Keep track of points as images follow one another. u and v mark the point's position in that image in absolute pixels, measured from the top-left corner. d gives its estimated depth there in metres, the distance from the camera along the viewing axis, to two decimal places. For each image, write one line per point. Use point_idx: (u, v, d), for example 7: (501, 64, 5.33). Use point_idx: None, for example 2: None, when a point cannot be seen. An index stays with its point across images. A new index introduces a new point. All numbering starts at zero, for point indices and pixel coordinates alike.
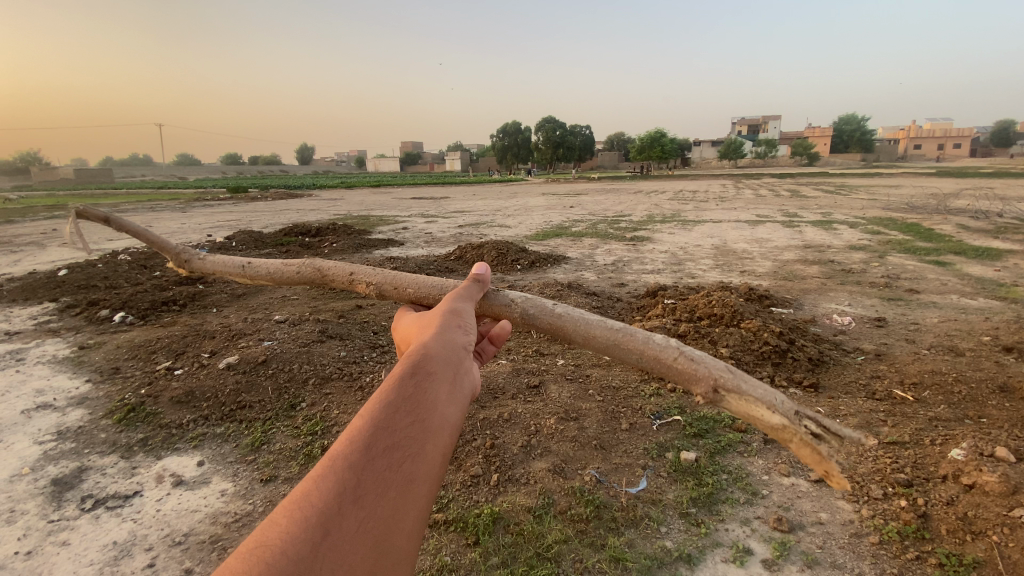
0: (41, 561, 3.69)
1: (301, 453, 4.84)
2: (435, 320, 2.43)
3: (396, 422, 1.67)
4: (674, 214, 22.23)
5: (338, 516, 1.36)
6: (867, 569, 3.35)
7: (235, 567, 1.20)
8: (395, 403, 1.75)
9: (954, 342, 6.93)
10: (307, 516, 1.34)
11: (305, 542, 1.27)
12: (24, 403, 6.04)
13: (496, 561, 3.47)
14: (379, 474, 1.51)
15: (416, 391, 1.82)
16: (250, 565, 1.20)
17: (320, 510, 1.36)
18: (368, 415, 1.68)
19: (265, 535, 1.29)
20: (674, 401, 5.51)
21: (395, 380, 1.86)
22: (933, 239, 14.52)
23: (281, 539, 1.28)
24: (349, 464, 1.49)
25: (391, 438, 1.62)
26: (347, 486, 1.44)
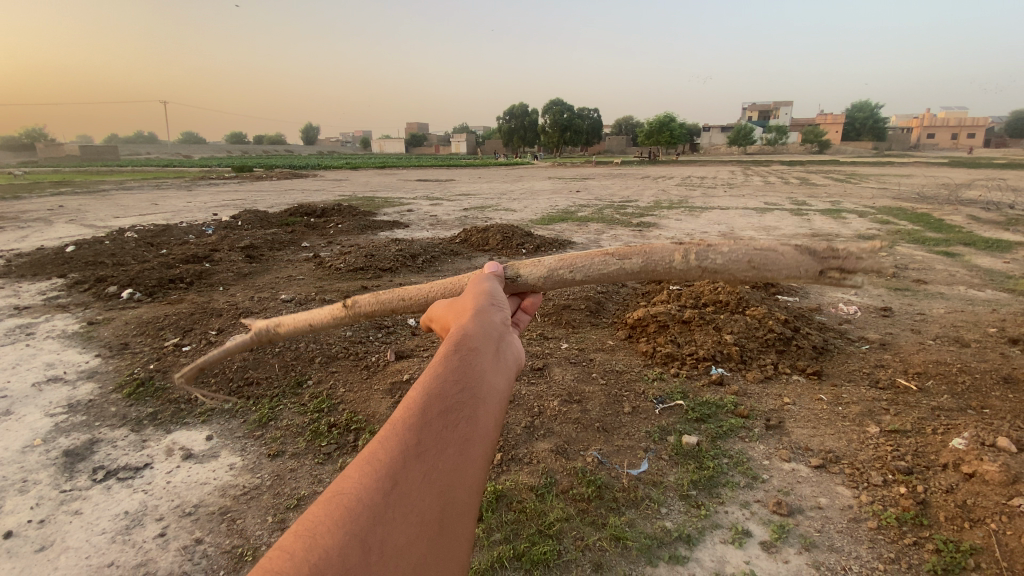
0: (54, 529, 3.79)
1: (308, 430, 4.91)
2: (471, 300, 2.57)
3: (450, 387, 1.76)
4: (681, 200, 22.04)
5: (405, 468, 1.48)
6: (864, 553, 3.40)
7: (317, 512, 1.34)
8: (447, 370, 1.85)
9: (960, 333, 6.92)
10: (375, 468, 1.46)
11: (377, 490, 1.39)
12: (36, 376, 6.14)
13: (499, 537, 3.55)
14: (440, 433, 1.60)
15: (465, 361, 1.92)
16: (332, 512, 1.33)
17: (388, 463, 1.48)
18: (424, 380, 1.77)
19: (340, 486, 1.42)
20: (677, 385, 5.54)
21: (444, 352, 1.96)
22: (942, 229, 14.37)
23: (355, 488, 1.40)
24: (409, 423, 1.59)
25: (446, 399, 1.72)
26: (410, 442, 1.54)
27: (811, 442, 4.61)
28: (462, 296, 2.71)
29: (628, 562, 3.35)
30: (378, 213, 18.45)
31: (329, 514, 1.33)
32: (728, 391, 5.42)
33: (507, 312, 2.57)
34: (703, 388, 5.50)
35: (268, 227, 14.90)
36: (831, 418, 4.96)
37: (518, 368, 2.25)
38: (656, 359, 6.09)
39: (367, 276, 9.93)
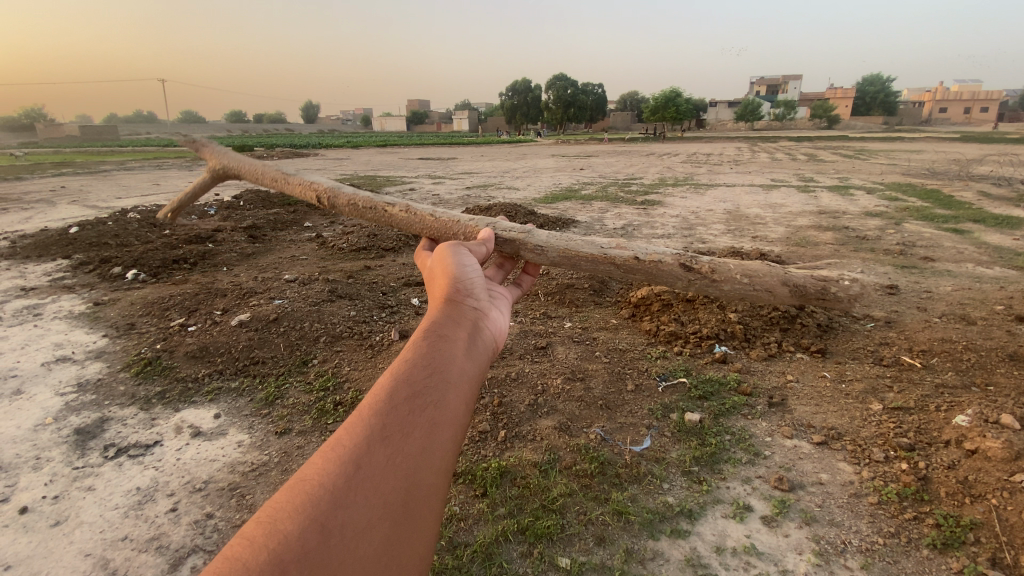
0: (68, 504, 3.88)
1: (314, 408, 4.97)
2: (448, 281, 2.63)
3: (417, 375, 1.84)
4: (687, 177, 21.76)
5: (369, 453, 1.56)
6: (864, 527, 3.44)
7: (281, 497, 1.43)
8: (417, 357, 1.93)
9: (966, 311, 6.86)
10: (340, 455, 1.54)
11: (339, 475, 1.48)
12: (44, 356, 6.22)
13: (503, 511, 3.61)
14: (405, 419, 1.67)
15: (434, 348, 2.00)
16: (295, 497, 1.42)
17: (353, 448, 1.57)
18: (394, 369, 1.85)
19: (305, 472, 1.51)
20: (680, 363, 5.55)
21: (415, 338, 2.04)
22: (952, 206, 14.16)
23: (319, 473, 1.48)
24: (375, 410, 1.67)
25: (414, 385, 1.80)
26: (375, 428, 1.62)
27: (814, 419, 4.63)
28: (439, 275, 2.77)
29: (630, 535, 3.41)
30: (380, 192, 18.31)
31: (292, 499, 1.42)
32: (731, 369, 5.44)
33: (484, 296, 2.66)
34: (707, 366, 5.52)
35: (270, 207, 14.84)
36: (834, 396, 4.98)
37: (492, 354, 2.34)
38: (660, 338, 6.09)
39: (370, 255, 9.91)
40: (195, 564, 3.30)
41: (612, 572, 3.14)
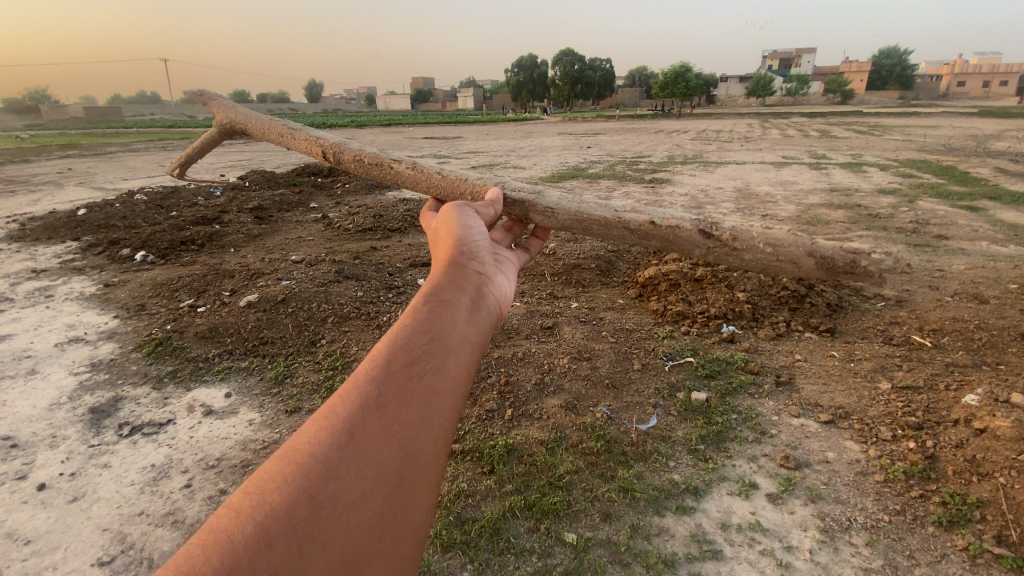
0: (85, 481, 3.97)
1: (323, 387, 5.02)
2: (449, 248, 2.65)
3: (413, 345, 1.87)
4: (696, 155, 21.39)
5: (363, 423, 1.59)
6: (870, 504, 3.46)
7: (272, 465, 1.46)
8: (415, 328, 1.96)
9: (979, 290, 6.76)
10: (333, 424, 1.57)
11: (333, 445, 1.51)
12: (57, 337, 6.31)
13: (510, 488, 3.65)
14: (401, 389, 1.71)
15: (431, 319, 2.03)
16: (285, 466, 1.45)
17: (347, 418, 1.60)
18: (391, 339, 1.88)
19: (297, 441, 1.54)
20: (687, 343, 5.53)
21: (413, 308, 2.07)
22: (968, 183, 13.85)
23: (311, 443, 1.51)
24: (370, 379, 1.70)
25: (411, 356, 1.83)
26: (369, 398, 1.66)
27: (821, 398, 4.61)
28: (442, 242, 2.77)
29: (636, 511, 3.45)
30: None
31: (283, 468, 1.44)
32: (738, 348, 5.41)
33: (486, 262, 2.68)
34: (714, 346, 5.49)
35: (276, 188, 14.81)
36: (842, 375, 4.95)
37: (491, 323, 2.38)
38: (667, 317, 6.07)
39: (376, 236, 9.88)
40: None
41: (617, 547, 3.19)
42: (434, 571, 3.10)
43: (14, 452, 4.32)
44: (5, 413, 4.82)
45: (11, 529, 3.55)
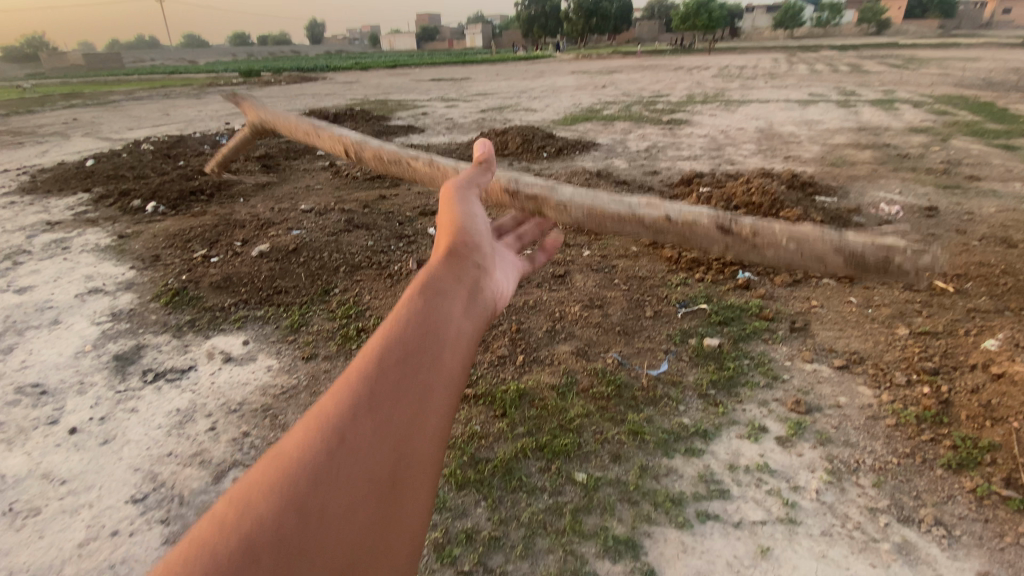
0: (115, 424, 4.16)
1: (338, 334, 5.10)
2: (447, 230, 2.39)
3: (409, 336, 1.66)
4: (716, 93, 20.32)
5: (353, 425, 1.39)
6: (879, 447, 3.49)
7: (252, 477, 1.28)
8: (410, 317, 1.74)
9: (1009, 233, 6.50)
10: (321, 427, 1.38)
11: (320, 452, 1.32)
12: (78, 288, 6.44)
13: (522, 430, 3.74)
14: (395, 386, 1.51)
15: (427, 306, 1.81)
16: (267, 477, 1.26)
17: (335, 421, 1.40)
18: (384, 332, 1.68)
19: (280, 448, 1.35)
20: (701, 290, 5.46)
21: (408, 296, 1.86)
22: (1007, 120, 13.05)
23: (295, 449, 1.33)
24: (361, 377, 1.50)
25: (405, 348, 1.62)
26: (360, 397, 1.46)
27: (836, 344, 4.57)
28: (441, 220, 2.52)
29: (645, 452, 3.53)
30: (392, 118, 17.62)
31: (266, 478, 1.27)
32: (754, 295, 5.33)
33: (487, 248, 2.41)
34: (729, 292, 5.41)
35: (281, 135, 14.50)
36: (859, 321, 4.87)
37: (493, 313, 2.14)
38: (682, 264, 5.96)
39: (385, 184, 9.72)
40: (236, 476, 3.55)
41: (626, 486, 3.29)
42: (450, 507, 3.24)
43: (46, 398, 4.51)
44: (33, 362, 5.00)
45: (50, 469, 3.76)
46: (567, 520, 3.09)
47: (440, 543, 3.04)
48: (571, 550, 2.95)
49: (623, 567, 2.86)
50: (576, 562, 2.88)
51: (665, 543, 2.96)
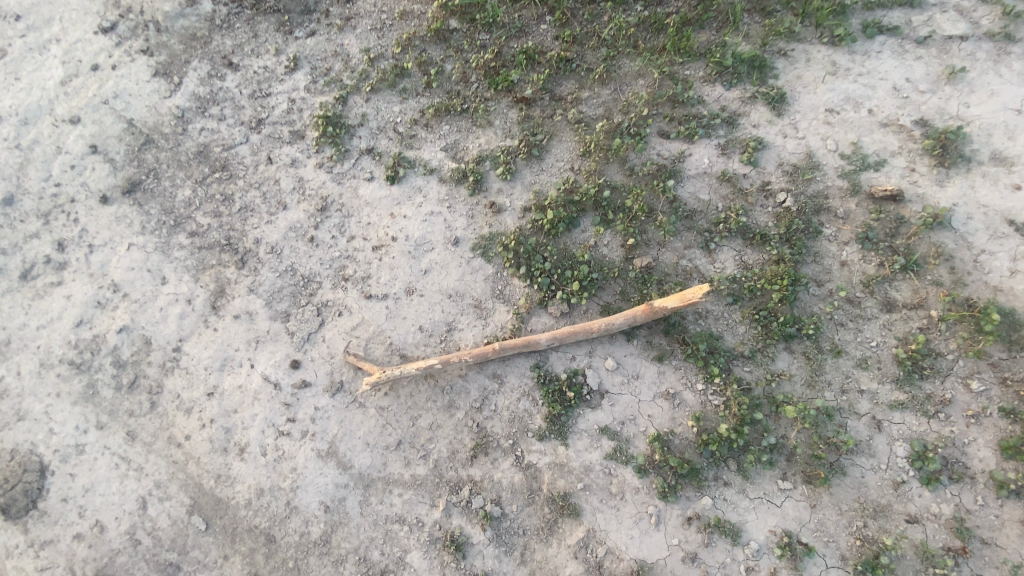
0: None
1: None
2: (486, 352, 3.83)
3: (593, 325, 3.82)
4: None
5: (645, 312, 3.73)
6: None
7: (683, 300, 3.54)
8: (571, 332, 3.83)
9: None
10: (648, 313, 3.72)
11: (644, 314, 3.74)
12: None
13: None
14: (608, 322, 3.81)
15: (569, 334, 3.83)
16: (673, 304, 3.60)
17: (639, 316, 3.76)
18: (613, 322, 3.79)
19: (661, 309, 3.66)
20: None
21: (566, 334, 3.83)
22: None
23: (650, 314, 3.74)
24: (629, 316, 3.76)
25: (597, 325, 3.81)
26: (636, 314, 3.76)
27: None
28: (464, 355, 3.83)
29: None
30: None
31: (668, 305, 3.63)
32: None
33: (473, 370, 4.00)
34: None
35: None
36: None
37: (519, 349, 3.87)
38: None
39: None
40: None
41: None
42: (501, 28, 4.62)
43: None
44: None
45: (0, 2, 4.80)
46: (670, 40, 4.45)
47: (489, 74, 4.51)
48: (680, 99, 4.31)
49: (749, 94, 4.33)
50: (679, 97, 4.31)
51: (809, 67, 4.35)
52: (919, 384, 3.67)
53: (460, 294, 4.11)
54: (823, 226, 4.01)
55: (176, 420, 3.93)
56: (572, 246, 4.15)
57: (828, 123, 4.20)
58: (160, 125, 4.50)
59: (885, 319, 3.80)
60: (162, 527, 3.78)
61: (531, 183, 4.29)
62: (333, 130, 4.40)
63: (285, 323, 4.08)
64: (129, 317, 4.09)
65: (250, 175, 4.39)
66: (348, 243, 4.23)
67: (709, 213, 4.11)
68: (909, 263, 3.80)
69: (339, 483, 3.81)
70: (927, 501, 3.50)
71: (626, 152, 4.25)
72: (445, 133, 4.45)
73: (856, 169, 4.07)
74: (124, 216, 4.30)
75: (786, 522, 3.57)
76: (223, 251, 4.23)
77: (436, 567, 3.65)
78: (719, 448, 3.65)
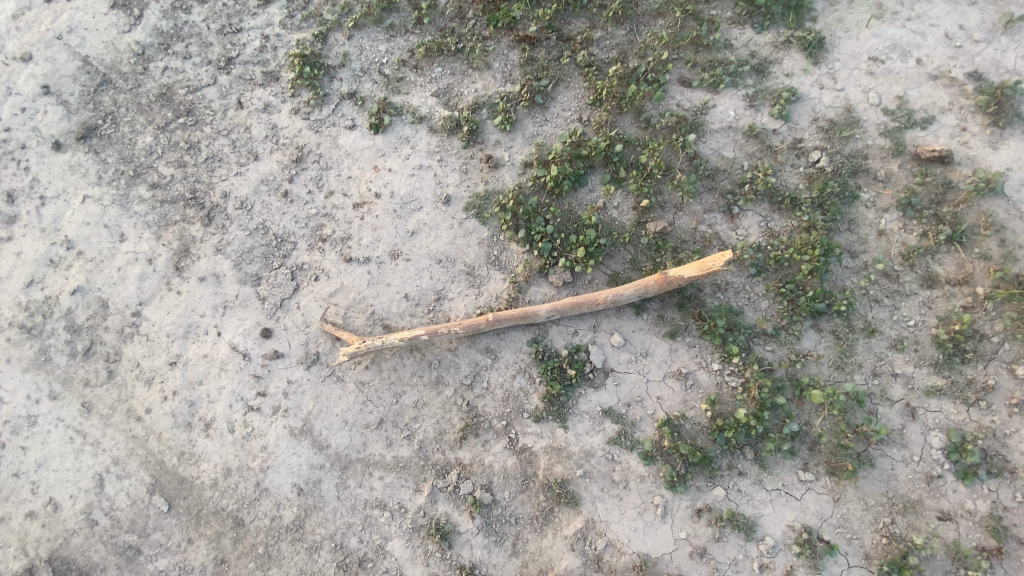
0: None
1: None
2: (483, 322, 3.67)
3: (601, 296, 3.66)
4: None
5: (660, 282, 3.59)
6: None
7: (706, 267, 3.41)
8: (576, 303, 3.67)
9: None
10: (663, 282, 3.58)
11: (658, 284, 3.60)
12: None
13: None
14: (617, 293, 3.65)
15: (574, 306, 3.67)
16: (692, 272, 3.47)
17: (653, 286, 3.61)
18: (623, 293, 3.64)
19: (680, 278, 3.52)
20: None
21: (571, 305, 3.67)
22: None
23: (664, 284, 3.59)
24: (642, 286, 3.62)
25: (606, 295, 3.66)
26: (649, 284, 3.61)
27: None
28: (460, 325, 3.67)
29: None
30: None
31: (686, 274, 3.49)
32: None
33: (464, 341, 3.88)
34: None
35: None
36: None
37: (519, 320, 3.70)
38: None
39: None
40: None
41: None
42: None
43: None
44: None
45: None
46: None
47: (489, 10, 4.36)
48: (704, 43, 4.17)
49: (783, 38, 4.16)
50: (704, 40, 4.16)
51: (849, 15, 4.18)
52: (960, 369, 3.56)
53: (450, 260, 3.97)
54: (862, 190, 3.88)
55: (136, 391, 3.87)
56: (579, 207, 4.02)
57: (871, 73, 4.06)
58: (118, 63, 4.43)
59: (927, 296, 3.68)
60: (120, 507, 3.72)
61: (534, 134, 4.17)
62: (311, 71, 4.29)
63: (255, 287, 3.98)
64: (84, 278, 4.03)
65: (218, 120, 4.30)
66: (326, 199, 4.13)
67: (734, 173, 3.99)
68: (955, 234, 3.67)
69: (314, 464, 3.72)
70: (964, 498, 3.41)
71: (645, 101, 4.12)
72: (437, 76, 4.32)
73: (901, 127, 3.93)
74: (77, 163, 4.25)
75: (812, 518, 3.48)
76: (188, 206, 4.15)
77: (419, 557, 3.56)
78: (736, 435, 3.53)
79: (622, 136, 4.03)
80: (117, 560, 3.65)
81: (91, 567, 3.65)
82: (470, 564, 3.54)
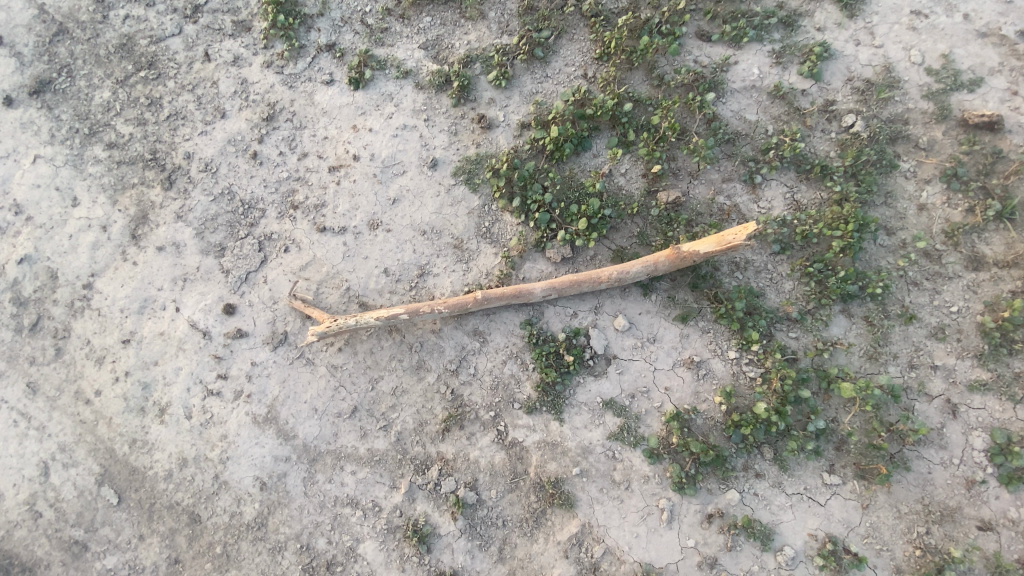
0: None
1: None
2: (476, 299, 3.49)
3: (605, 273, 3.49)
4: None
5: (669, 259, 3.42)
6: None
7: (721, 243, 3.25)
8: (578, 280, 3.50)
9: None
10: (674, 260, 3.41)
11: (667, 262, 3.43)
12: None
13: None
14: (622, 270, 3.48)
15: (575, 284, 3.49)
16: (707, 248, 3.30)
17: (662, 263, 3.44)
18: (629, 270, 3.47)
19: (692, 255, 3.35)
20: None
21: (572, 284, 3.49)
22: None
23: (675, 262, 3.42)
24: (651, 264, 3.45)
25: (610, 273, 3.49)
26: (658, 262, 3.44)
27: None
28: (453, 302, 3.49)
29: None
30: None
31: (699, 251, 3.33)
32: None
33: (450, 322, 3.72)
34: None
35: None
36: None
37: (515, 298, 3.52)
38: None
39: None
40: None
41: None
42: None
43: None
44: None
45: None
46: None
47: None
48: None
49: None
50: None
51: None
52: (1007, 362, 3.38)
53: (436, 232, 3.80)
54: (901, 159, 3.70)
55: (85, 370, 3.71)
56: (581, 173, 3.84)
57: (912, 28, 3.89)
58: (76, 11, 4.30)
59: (972, 279, 3.50)
60: (65, 499, 3.57)
61: (531, 92, 3.99)
62: (285, 21, 4.11)
63: (219, 258, 3.81)
64: (32, 246, 3.87)
65: (182, 73, 4.13)
66: (299, 161, 3.95)
67: (756, 138, 3.79)
68: (1005, 210, 3.48)
69: (279, 456, 3.57)
70: (1009, 504, 3.24)
71: (658, 55, 3.93)
72: (426, 27, 4.14)
73: (945, 89, 3.74)
74: (28, 121, 4.10)
75: (841, 526, 3.33)
76: (147, 167, 3.98)
77: (395, 561, 3.42)
78: (753, 432, 3.36)
79: (632, 95, 3.83)
80: (62, 555, 3.51)
81: (35, 563, 3.52)
82: (451, 569, 3.40)
